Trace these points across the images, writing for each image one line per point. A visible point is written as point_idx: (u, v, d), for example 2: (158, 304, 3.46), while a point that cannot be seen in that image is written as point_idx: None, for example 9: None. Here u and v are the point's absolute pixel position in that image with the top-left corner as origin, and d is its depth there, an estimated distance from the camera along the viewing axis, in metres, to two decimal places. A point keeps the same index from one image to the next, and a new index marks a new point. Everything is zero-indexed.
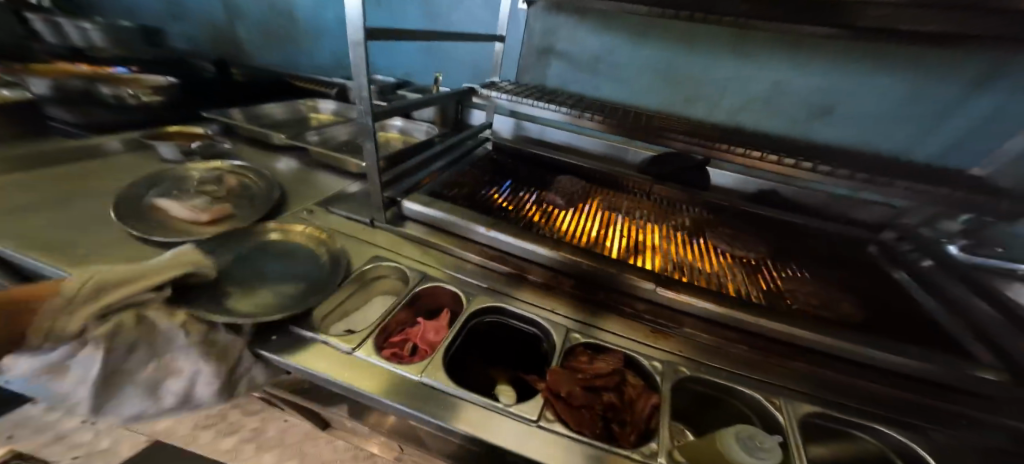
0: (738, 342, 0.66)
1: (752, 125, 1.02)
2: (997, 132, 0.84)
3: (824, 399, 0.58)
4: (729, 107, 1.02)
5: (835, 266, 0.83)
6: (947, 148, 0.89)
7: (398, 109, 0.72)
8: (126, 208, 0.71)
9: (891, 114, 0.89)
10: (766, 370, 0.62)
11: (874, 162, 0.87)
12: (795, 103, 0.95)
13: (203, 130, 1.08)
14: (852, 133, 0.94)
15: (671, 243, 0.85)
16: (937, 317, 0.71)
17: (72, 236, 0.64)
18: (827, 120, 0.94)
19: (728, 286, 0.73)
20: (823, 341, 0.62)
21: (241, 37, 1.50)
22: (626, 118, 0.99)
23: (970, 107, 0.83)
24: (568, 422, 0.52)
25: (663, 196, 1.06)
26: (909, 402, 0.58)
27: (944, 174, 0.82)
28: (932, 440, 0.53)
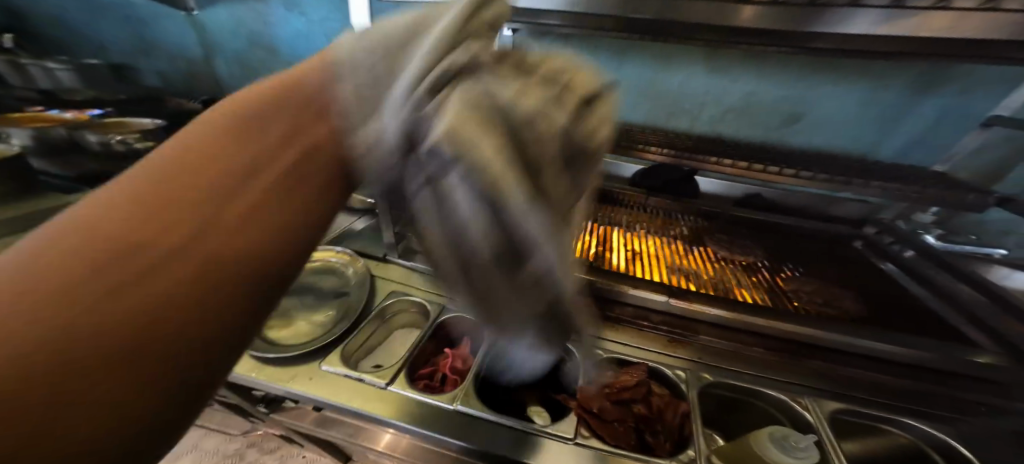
0: (752, 344, 0.69)
1: (732, 134, 1.08)
2: (945, 132, 0.93)
3: (836, 393, 0.62)
4: (709, 119, 1.08)
5: (825, 263, 0.88)
6: (906, 147, 0.97)
7: None
8: None
9: (854, 120, 0.97)
10: (780, 369, 0.65)
11: (844, 164, 0.95)
12: (767, 112, 1.02)
13: None
14: (822, 138, 1.02)
15: (673, 253, 0.88)
16: (926, 305, 0.76)
17: None
18: (797, 127, 1.02)
19: (734, 292, 0.76)
20: (834, 338, 0.65)
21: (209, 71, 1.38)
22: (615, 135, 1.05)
23: (921, 110, 0.92)
24: (604, 437, 0.54)
25: (658, 207, 1.11)
26: (921, 392, 0.62)
27: (909, 172, 0.90)
28: (960, 430, 0.58)
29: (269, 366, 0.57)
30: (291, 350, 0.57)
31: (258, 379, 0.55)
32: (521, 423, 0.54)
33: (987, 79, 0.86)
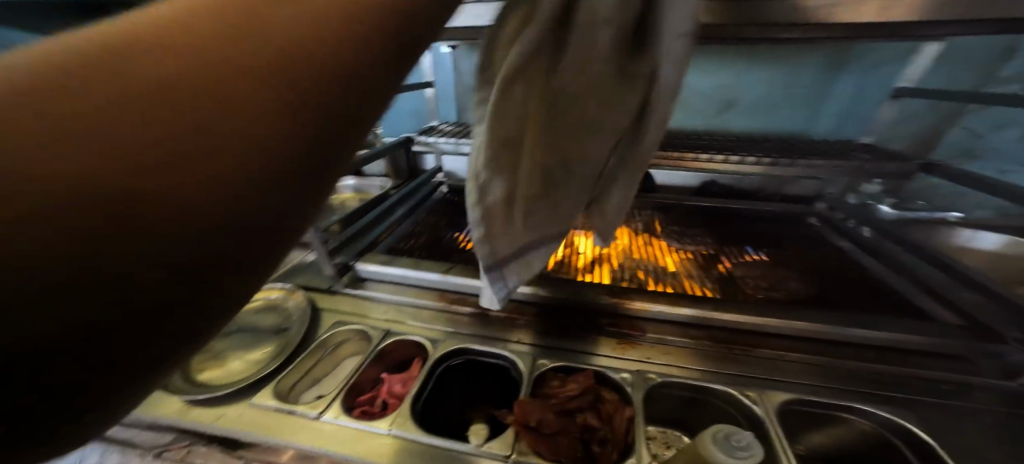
0: (702, 338, 0.65)
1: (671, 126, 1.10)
2: (869, 104, 0.97)
3: (797, 385, 0.56)
4: None
5: (780, 247, 0.86)
6: (836, 123, 1.01)
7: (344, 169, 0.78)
8: None
9: (780, 101, 1.01)
10: (735, 362, 0.61)
11: (778, 145, 0.99)
12: (702, 101, 1.05)
13: None
14: (758, 121, 1.05)
15: (624, 251, 0.87)
16: (880, 278, 0.74)
17: None
18: (732, 112, 1.05)
19: (679, 286, 0.74)
20: (779, 325, 0.62)
21: None
22: None
23: (842, 85, 0.96)
24: (540, 451, 0.52)
25: None
26: (890, 377, 0.57)
27: (829, 147, 0.98)
28: (923, 415, 0.52)
29: (198, 407, 0.56)
30: (222, 390, 0.56)
31: (183, 422, 0.54)
32: (457, 445, 0.52)
33: (888, 56, 0.92)
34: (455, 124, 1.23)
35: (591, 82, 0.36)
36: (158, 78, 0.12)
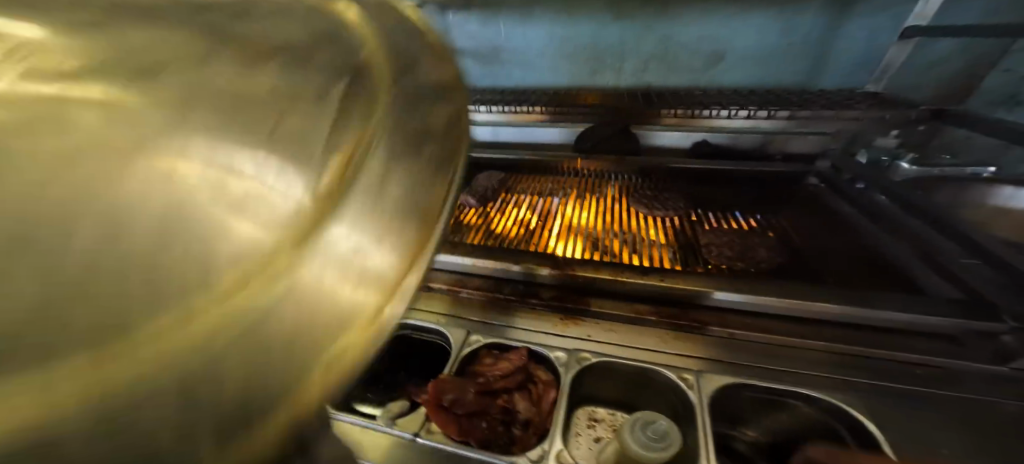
0: (649, 313, 0.57)
1: (659, 83, 1.07)
2: (881, 47, 0.89)
3: (747, 367, 0.48)
4: (631, 71, 1.07)
5: (776, 214, 0.75)
6: (850, 74, 0.94)
7: None
8: None
9: (779, 55, 0.95)
10: (680, 340, 0.53)
11: (764, 99, 0.94)
12: (687, 54, 1.01)
13: None
14: (749, 74, 1.00)
15: (595, 219, 0.77)
16: (879, 245, 0.63)
17: None
18: (723, 65, 1.00)
19: (643, 257, 0.65)
20: (736, 299, 0.54)
21: None
22: (553, 104, 1.06)
23: (847, 32, 0.88)
24: (448, 432, 0.48)
25: (592, 170, 0.96)
26: (867, 361, 0.47)
27: (821, 98, 0.92)
28: (906, 407, 0.43)
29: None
30: None
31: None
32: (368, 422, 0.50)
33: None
34: None
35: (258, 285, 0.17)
36: None
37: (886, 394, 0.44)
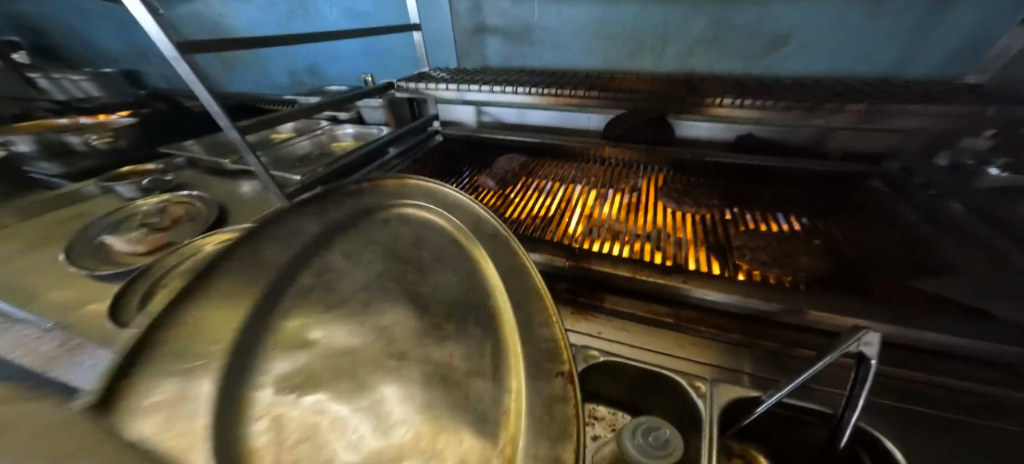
0: (666, 315, 0.54)
1: (705, 69, 0.98)
2: (994, 30, 0.73)
3: (782, 385, 0.43)
4: (674, 55, 0.99)
5: (825, 219, 0.66)
6: (950, 59, 0.79)
7: (300, 112, 0.82)
8: (78, 247, 0.71)
9: (858, 39, 0.83)
10: (697, 346, 0.50)
11: (838, 88, 0.80)
12: (742, 37, 0.90)
13: (160, 165, 1.01)
14: (814, 61, 0.88)
15: (619, 211, 0.72)
16: (958, 258, 0.53)
17: (18, 276, 0.66)
18: (782, 51, 0.89)
19: (669, 255, 0.59)
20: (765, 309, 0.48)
21: (205, 70, 1.49)
22: (589, 85, 0.94)
23: (951, 10, 0.74)
24: None
25: (620, 159, 0.91)
26: (909, 387, 0.43)
27: (912, 88, 0.77)
28: (953, 436, 0.38)
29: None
30: None
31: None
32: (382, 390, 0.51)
33: None
34: (452, 70, 1.14)
35: (489, 399, 0.31)
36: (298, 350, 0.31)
37: (925, 419, 0.40)
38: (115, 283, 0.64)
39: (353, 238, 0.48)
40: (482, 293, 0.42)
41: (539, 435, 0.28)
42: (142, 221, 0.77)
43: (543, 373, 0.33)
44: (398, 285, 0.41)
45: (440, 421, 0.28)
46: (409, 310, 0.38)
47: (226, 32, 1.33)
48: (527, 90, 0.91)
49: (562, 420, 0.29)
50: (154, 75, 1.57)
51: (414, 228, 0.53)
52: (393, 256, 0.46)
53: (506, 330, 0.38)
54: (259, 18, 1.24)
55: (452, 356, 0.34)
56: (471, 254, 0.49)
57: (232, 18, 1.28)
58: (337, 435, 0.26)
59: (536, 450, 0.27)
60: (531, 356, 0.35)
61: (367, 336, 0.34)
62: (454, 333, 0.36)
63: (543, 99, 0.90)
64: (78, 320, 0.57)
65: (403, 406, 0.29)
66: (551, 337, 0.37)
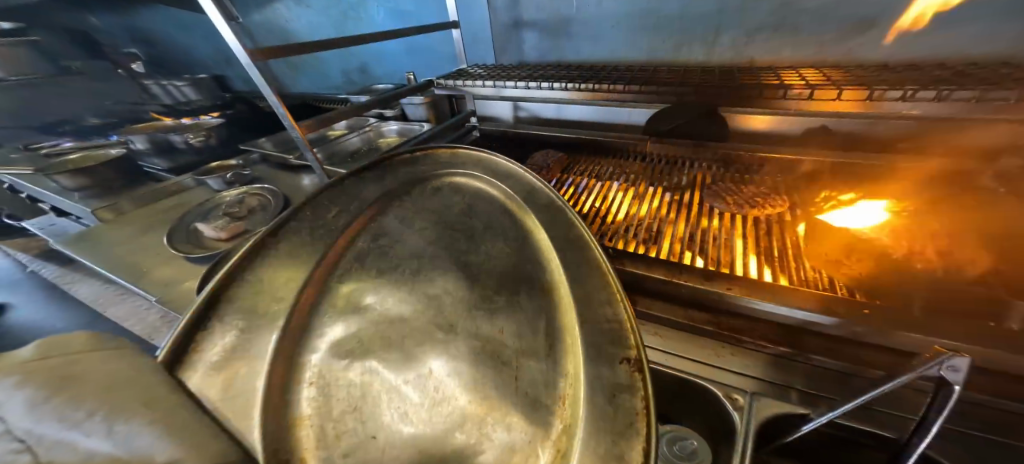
0: (704, 323, 0.49)
1: (766, 57, 0.89)
2: None
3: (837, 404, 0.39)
4: (729, 44, 0.91)
5: (926, 197, 0.54)
6: None
7: (349, 111, 0.88)
8: (177, 232, 0.83)
9: (964, 16, 0.70)
10: (738, 358, 0.46)
11: (934, 74, 0.69)
12: (812, 21, 0.81)
13: (241, 161, 1.15)
14: (903, 45, 0.76)
15: (660, 211, 0.68)
16: None
17: (133, 255, 0.79)
18: (862, 35, 0.78)
19: (712, 258, 0.55)
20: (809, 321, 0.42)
21: (275, 74, 1.66)
22: (630, 78, 0.91)
23: None
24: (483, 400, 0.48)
25: (663, 155, 0.87)
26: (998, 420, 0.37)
27: None
28: None
29: None
30: None
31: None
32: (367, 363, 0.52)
33: None
34: (489, 66, 1.16)
35: (534, 382, 0.30)
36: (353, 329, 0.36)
37: (1005, 455, 0.35)
38: (202, 265, 0.74)
39: (405, 205, 0.53)
40: (532, 267, 0.41)
41: (602, 427, 0.25)
42: (225, 211, 0.89)
43: (606, 358, 0.29)
44: (453, 254, 0.44)
45: (492, 405, 0.30)
46: (460, 279, 0.40)
47: (291, 38, 1.47)
48: (563, 85, 0.90)
49: (631, 412, 0.25)
50: (235, 79, 1.78)
51: (465, 195, 0.55)
52: (450, 228, 0.49)
53: (561, 306, 0.36)
54: (318, 24, 1.36)
55: (493, 334, 0.34)
56: (525, 222, 0.48)
57: (296, 25, 1.41)
58: (380, 409, 0.30)
59: (598, 445, 0.24)
60: (591, 336, 0.31)
61: (417, 304, 0.38)
62: (503, 311, 0.36)
63: (579, 95, 0.89)
64: (177, 294, 0.67)
65: (435, 384, 0.32)
66: (615, 317, 0.33)
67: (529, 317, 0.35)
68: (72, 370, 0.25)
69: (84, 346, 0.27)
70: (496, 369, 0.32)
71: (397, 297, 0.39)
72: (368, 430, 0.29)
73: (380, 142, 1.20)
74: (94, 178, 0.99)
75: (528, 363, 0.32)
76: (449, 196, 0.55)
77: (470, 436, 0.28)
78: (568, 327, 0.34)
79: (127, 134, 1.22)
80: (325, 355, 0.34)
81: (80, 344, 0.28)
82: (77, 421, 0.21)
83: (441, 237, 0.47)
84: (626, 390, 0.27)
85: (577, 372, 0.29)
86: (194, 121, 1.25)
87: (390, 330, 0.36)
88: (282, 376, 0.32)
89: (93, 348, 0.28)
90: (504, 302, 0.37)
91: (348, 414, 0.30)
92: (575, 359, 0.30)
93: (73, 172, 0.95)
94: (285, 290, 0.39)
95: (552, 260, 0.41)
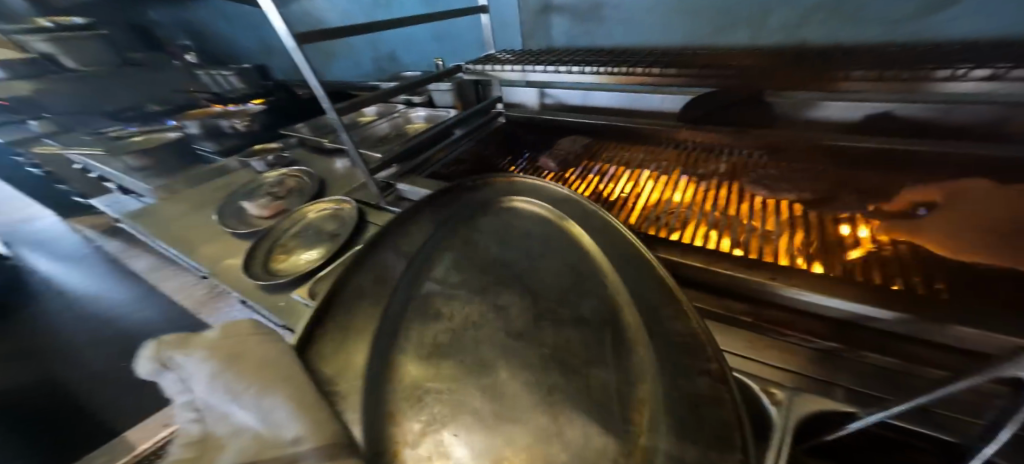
0: (745, 315, 0.49)
1: (823, 39, 0.82)
2: None
3: (889, 405, 0.35)
4: (779, 25, 0.84)
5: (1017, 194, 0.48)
6: None
7: (378, 97, 0.90)
8: (226, 211, 0.89)
9: None
10: (776, 351, 0.44)
11: None
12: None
13: (280, 145, 1.21)
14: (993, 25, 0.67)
15: (693, 199, 0.66)
16: None
17: (186, 231, 0.85)
18: (945, 12, 0.69)
19: (749, 248, 0.52)
20: (869, 317, 0.38)
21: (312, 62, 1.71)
22: (667, 62, 0.87)
23: None
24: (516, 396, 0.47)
25: (699, 142, 0.82)
26: None
27: None
28: None
29: (265, 292, 0.64)
30: (278, 279, 0.64)
31: (255, 301, 0.63)
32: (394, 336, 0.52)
33: None
34: (515, 52, 1.14)
35: (607, 390, 0.30)
36: (424, 336, 0.37)
37: None
38: (245, 240, 0.80)
39: (468, 224, 0.55)
40: (593, 280, 0.42)
41: (685, 437, 0.25)
42: (266, 191, 0.94)
43: (683, 370, 0.30)
44: (510, 273, 0.45)
45: (559, 409, 0.28)
46: (529, 297, 0.41)
47: (326, 27, 1.50)
48: (593, 69, 0.87)
49: (723, 424, 0.25)
50: (273, 68, 1.86)
51: (520, 220, 0.55)
52: (513, 246, 0.50)
53: (625, 314, 0.37)
54: (351, 13, 1.39)
55: (561, 341, 0.35)
56: (574, 231, 0.50)
57: (331, 14, 1.45)
58: (459, 413, 0.29)
59: (685, 453, 0.24)
60: (663, 348, 0.32)
61: (486, 314, 0.39)
62: (569, 325, 0.37)
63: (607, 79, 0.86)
64: (224, 267, 0.72)
65: (509, 386, 0.31)
66: (687, 331, 0.33)
67: (596, 327, 0.36)
68: (227, 349, 0.29)
69: (250, 329, 0.33)
70: (566, 378, 0.31)
71: (464, 308, 0.40)
72: (448, 430, 0.28)
73: (408, 127, 1.22)
74: None
75: (602, 368, 0.32)
76: (506, 210, 0.58)
77: (546, 435, 0.27)
78: (637, 335, 0.34)
79: (183, 119, 1.31)
80: (411, 360, 0.35)
81: (235, 327, 0.33)
82: (237, 393, 0.25)
83: (506, 251, 0.49)
84: (711, 401, 0.27)
85: (652, 383, 0.29)
86: (239, 109, 1.36)
87: (457, 337, 0.37)
88: (377, 378, 0.33)
89: (255, 331, 0.33)
90: (570, 316, 0.38)
91: (425, 413, 0.30)
92: (648, 367, 0.31)
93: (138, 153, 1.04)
94: (372, 296, 0.42)
95: (610, 268, 0.42)
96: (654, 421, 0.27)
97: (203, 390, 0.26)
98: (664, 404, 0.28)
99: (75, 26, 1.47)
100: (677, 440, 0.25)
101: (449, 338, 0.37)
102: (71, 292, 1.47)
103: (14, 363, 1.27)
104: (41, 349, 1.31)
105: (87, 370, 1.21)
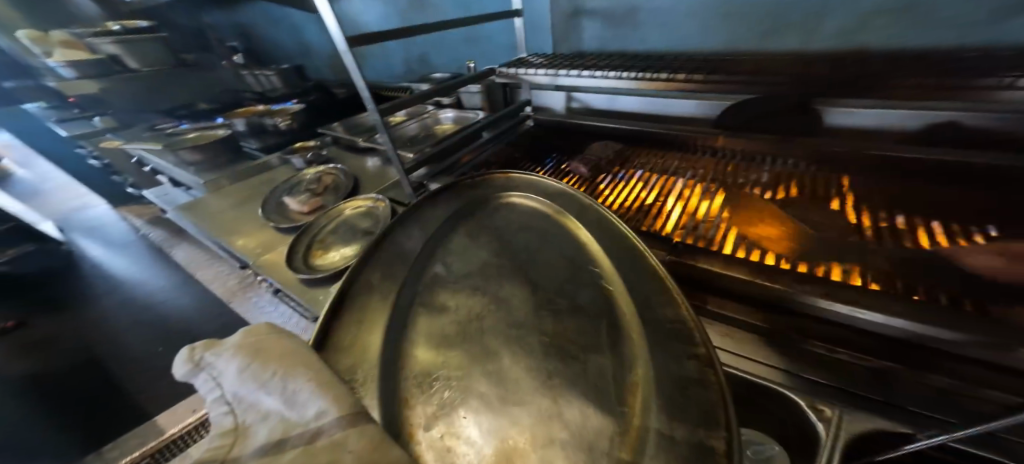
0: (789, 329, 0.47)
1: (879, 45, 0.77)
2: None
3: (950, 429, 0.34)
4: (833, 31, 0.81)
5: None
6: None
7: (416, 98, 0.92)
8: (269, 205, 0.93)
9: None
10: (813, 365, 0.44)
11: None
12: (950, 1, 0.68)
13: (317, 143, 1.26)
14: None
15: (725, 208, 0.65)
16: None
17: (231, 224, 0.90)
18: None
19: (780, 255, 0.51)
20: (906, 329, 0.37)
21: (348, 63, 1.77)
22: (705, 68, 0.86)
23: None
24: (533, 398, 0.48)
25: (740, 150, 0.80)
26: None
27: None
28: None
29: (302, 284, 0.68)
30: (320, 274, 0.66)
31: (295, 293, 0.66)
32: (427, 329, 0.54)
33: None
34: (546, 56, 1.14)
35: (601, 376, 0.30)
36: (434, 327, 0.39)
37: None
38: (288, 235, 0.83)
39: (475, 221, 0.56)
40: (590, 271, 0.42)
41: (677, 416, 0.25)
42: (306, 188, 0.97)
43: (673, 354, 0.30)
44: (512, 266, 0.46)
45: (560, 391, 0.29)
46: (527, 287, 0.42)
47: (363, 30, 1.56)
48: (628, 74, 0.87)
49: (708, 403, 0.25)
50: (310, 68, 1.93)
51: (519, 215, 0.56)
52: (522, 241, 0.51)
53: (621, 304, 0.37)
54: (388, 16, 1.43)
55: (556, 330, 0.36)
56: (573, 227, 0.50)
57: (368, 17, 1.50)
58: (467, 397, 0.30)
59: (675, 430, 0.24)
60: (653, 335, 0.32)
61: (488, 304, 0.40)
62: (567, 315, 0.37)
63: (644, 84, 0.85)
64: (268, 261, 0.76)
65: (511, 371, 0.32)
66: (677, 318, 0.33)
67: (590, 317, 0.37)
68: (250, 344, 0.28)
69: (268, 329, 0.31)
70: (564, 363, 0.32)
71: (471, 300, 0.41)
72: (459, 412, 0.29)
73: (437, 128, 1.24)
74: (207, 154, 1.15)
75: (595, 354, 0.32)
76: (510, 206, 0.58)
77: (544, 416, 0.27)
78: (625, 323, 0.35)
79: (229, 117, 1.39)
80: (420, 350, 0.36)
81: (257, 328, 0.31)
82: (266, 381, 0.25)
83: (502, 246, 0.50)
84: (699, 383, 0.27)
85: (641, 369, 0.30)
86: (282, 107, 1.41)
87: (464, 328, 0.38)
88: (391, 363, 0.34)
89: (274, 329, 0.31)
90: (566, 306, 0.39)
91: (435, 398, 0.31)
92: (642, 353, 0.31)
93: (192, 148, 1.12)
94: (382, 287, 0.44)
95: (603, 262, 0.43)
96: (645, 405, 0.27)
97: (232, 384, 0.25)
98: (653, 387, 0.28)
99: (140, 29, 1.60)
100: (671, 422, 0.25)
101: (457, 329, 0.38)
102: (120, 277, 1.57)
103: (71, 338, 1.38)
104: (88, 331, 1.40)
105: (131, 350, 1.29)
